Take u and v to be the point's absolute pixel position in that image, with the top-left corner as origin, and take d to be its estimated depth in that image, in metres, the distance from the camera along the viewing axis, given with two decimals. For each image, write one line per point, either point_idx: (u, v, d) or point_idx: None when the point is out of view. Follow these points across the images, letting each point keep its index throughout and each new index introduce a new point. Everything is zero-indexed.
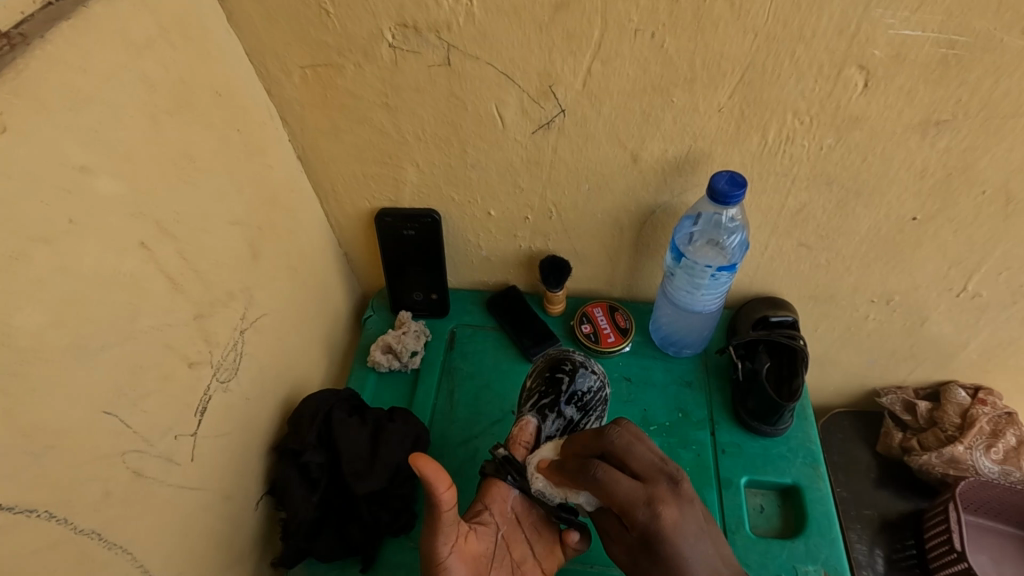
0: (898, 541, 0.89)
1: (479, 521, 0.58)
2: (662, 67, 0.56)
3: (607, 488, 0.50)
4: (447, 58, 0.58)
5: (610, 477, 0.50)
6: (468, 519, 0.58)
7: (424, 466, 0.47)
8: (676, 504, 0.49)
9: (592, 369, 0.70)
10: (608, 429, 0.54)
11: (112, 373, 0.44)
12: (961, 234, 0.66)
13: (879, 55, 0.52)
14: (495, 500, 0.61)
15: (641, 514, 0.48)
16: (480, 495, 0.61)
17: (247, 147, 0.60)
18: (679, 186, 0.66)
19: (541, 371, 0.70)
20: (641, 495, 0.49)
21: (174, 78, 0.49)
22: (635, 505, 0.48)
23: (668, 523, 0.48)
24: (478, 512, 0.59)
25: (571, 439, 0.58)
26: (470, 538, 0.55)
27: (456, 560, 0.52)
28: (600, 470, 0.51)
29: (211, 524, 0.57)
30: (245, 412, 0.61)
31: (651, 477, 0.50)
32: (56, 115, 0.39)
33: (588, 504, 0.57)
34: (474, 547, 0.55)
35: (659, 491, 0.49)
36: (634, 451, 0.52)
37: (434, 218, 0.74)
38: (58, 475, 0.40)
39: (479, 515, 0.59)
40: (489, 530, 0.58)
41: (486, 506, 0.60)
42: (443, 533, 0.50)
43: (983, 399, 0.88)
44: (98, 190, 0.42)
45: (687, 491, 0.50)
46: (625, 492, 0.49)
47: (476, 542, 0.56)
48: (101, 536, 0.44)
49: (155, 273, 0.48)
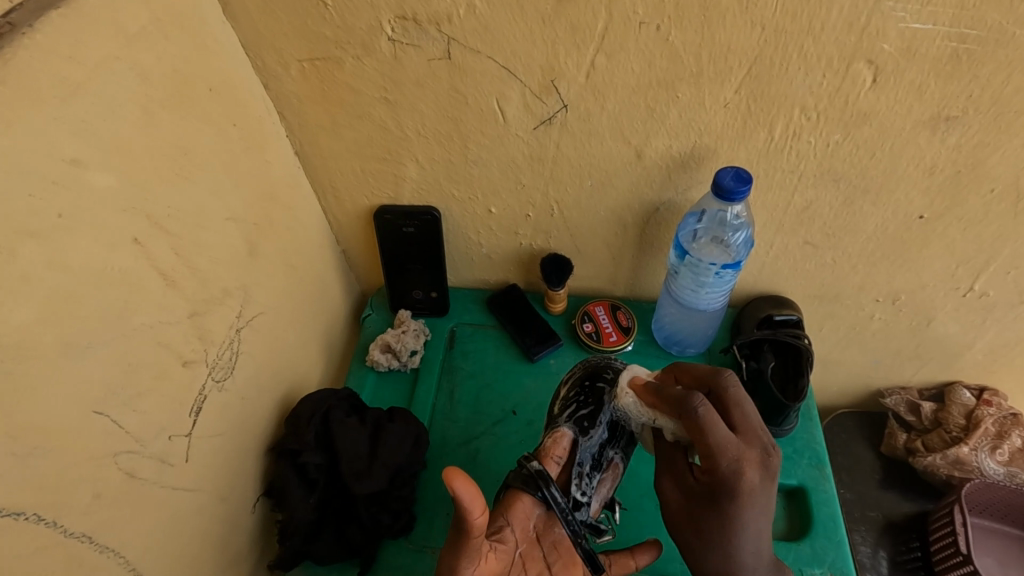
0: (902, 543, 0.88)
1: (499, 539, 0.51)
2: (667, 61, 0.55)
3: (701, 430, 0.48)
4: (447, 51, 0.56)
5: (709, 419, 0.48)
6: (488, 535, 0.51)
7: (456, 483, 0.41)
8: (760, 468, 0.49)
9: (626, 379, 0.69)
10: (723, 372, 0.53)
11: (103, 372, 0.43)
12: (970, 233, 0.65)
13: (889, 49, 0.51)
14: (518, 516, 0.53)
15: (726, 466, 0.48)
16: (502, 507, 0.54)
17: (244, 142, 0.59)
18: (684, 183, 0.65)
19: (577, 379, 0.69)
20: (733, 447, 0.48)
21: (168, 70, 0.48)
22: (723, 452, 0.48)
23: (749, 484, 0.49)
24: (499, 528, 0.52)
25: (678, 367, 0.57)
26: (490, 558, 0.48)
27: None
28: (702, 405, 0.48)
29: (205, 526, 0.55)
30: (241, 412, 0.60)
31: (748, 434, 0.50)
32: (47, 106, 0.38)
33: (670, 432, 0.56)
34: (494, 568, 0.49)
35: (750, 454, 0.49)
36: (743, 405, 0.51)
37: (435, 215, 0.73)
38: (47, 477, 0.39)
39: (498, 531, 0.52)
40: (510, 549, 0.51)
41: (508, 522, 0.53)
42: (467, 556, 0.45)
43: (988, 399, 0.87)
44: (90, 183, 0.41)
45: (776, 466, 0.50)
46: (719, 439, 0.48)
47: (495, 560, 0.49)
48: (92, 540, 0.43)
49: (149, 270, 0.47)
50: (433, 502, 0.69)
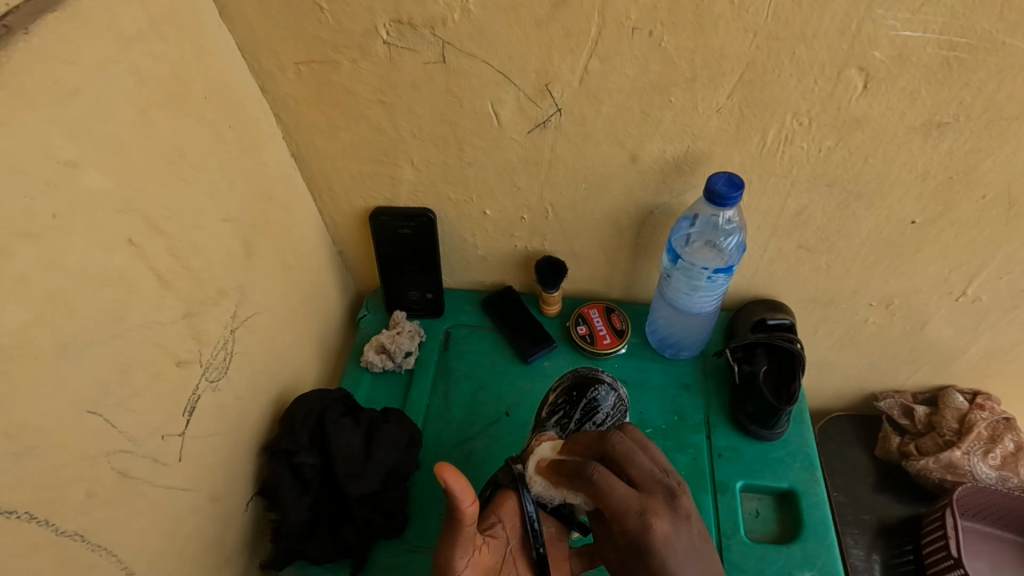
0: (895, 546, 0.88)
1: (491, 534, 0.54)
2: (661, 66, 0.55)
3: (599, 495, 0.48)
4: (442, 54, 0.57)
5: (604, 483, 0.48)
6: (480, 531, 0.54)
7: (449, 476, 0.44)
8: (670, 516, 0.47)
9: (614, 388, 0.68)
10: (612, 433, 0.53)
11: (98, 372, 0.43)
12: (963, 238, 0.66)
13: (881, 56, 0.51)
14: (508, 513, 0.56)
15: (631, 524, 0.46)
16: (492, 505, 0.57)
17: (240, 143, 0.59)
18: (678, 187, 0.66)
19: (566, 387, 0.68)
20: (635, 503, 0.47)
21: (164, 72, 0.48)
22: (626, 512, 0.47)
23: (659, 538, 0.46)
24: (490, 524, 0.55)
25: (572, 439, 0.57)
26: (483, 551, 0.51)
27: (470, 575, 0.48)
28: (597, 470, 0.49)
29: (199, 525, 0.56)
30: (236, 411, 0.61)
31: (648, 487, 0.49)
32: (40, 106, 0.38)
33: (585, 503, 0.56)
34: (486, 560, 0.51)
35: (653, 504, 0.47)
36: (635, 459, 0.51)
37: (430, 217, 0.74)
38: (40, 475, 0.39)
39: (490, 528, 0.55)
40: (501, 543, 0.54)
41: (499, 518, 0.56)
42: (460, 546, 0.47)
43: (981, 404, 0.87)
44: (83, 185, 0.41)
45: (685, 507, 0.47)
46: (618, 497, 0.48)
47: (489, 553, 0.52)
48: (86, 538, 0.43)
49: (145, 271, 0.47)
50: (426, 503, 0.70)
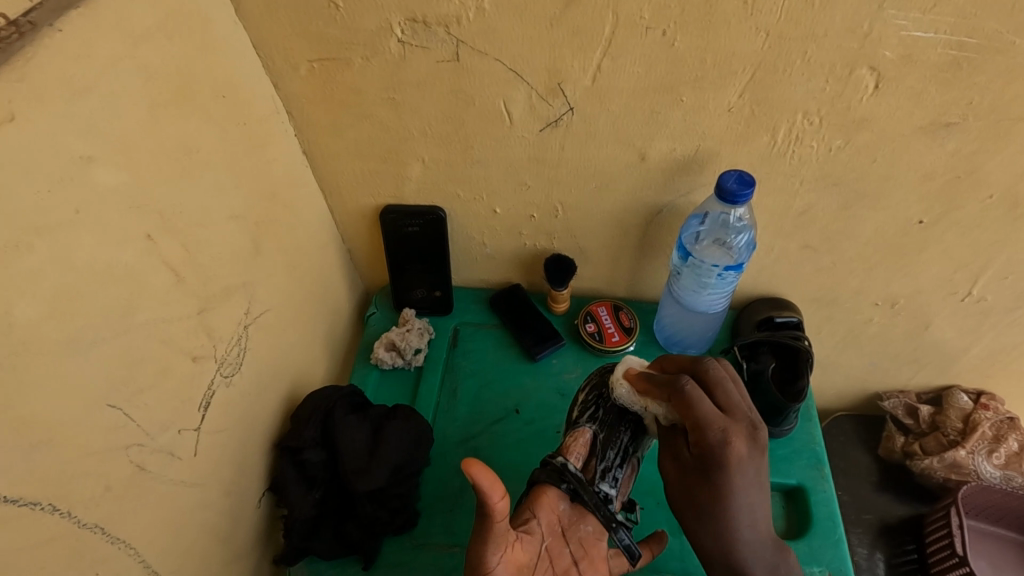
0: (898, 545, 0.89)
1: (526, 530, 0.53)
2: (671, 65, 0.55)
3: (690, 406, 0.52)
4: (455, 52, 0.57)
5: (696, 395, 0.52)
6: (515, 526, 0.53)
7: (476, 471, 0.42)
8: (749, 440, 0.52)
9: None
10: (705, 359, 0.56)
11: (114, 366, 0.44)
12: (967, 238, 0.66)
13: (890, 56, 0.52)
14: (543, 509, 0.56)
15: (714, 436, 0.51)
16: (528, 501, 0.57)
17: (252, 140, 0.59)
18: (685, 186, 0.66)
19: (597, 384, 0.68)
20: (718, 420, 0.52)
21: (179, 69, 0.49)
22: (710, 424, 0.52)
23: (735, 455, 0.52)
24: (525, 520, 0.55)
25: (667, 357, 0.60)
26: (516, 548, 0.50)
27: (503, 570, 0.47)
28: (689, 382, 0.53)
29: (210, 520, 0.56)
30: (246, 407, 0.61)
31: (733, 412, 0.53)
32: (59, 102, 0.39)
33: (662, 417, 0.59)
34: (520, 557, 0.50)
35: (737, 426, 0.52)
36: (724, 385, 0.54)
37: (439, 215, 0.74)
38: (58, 468, 0.40)
39: (528, 526, 0.54)
40: (536, 540, 0.53)
41: (534, 514, 0.55)
42: (492, 543, 0.45)
43: (985, 403, 0.87)
44: (100, 180, 0.42)
45: (764, 438, 0.53)
46: (704, 413, 0.52)
47: (524, 552, 0.51)
48: (103, 530, 0.44)
49: (158, 266, 0.47)
50: (434, 500, 0.70)
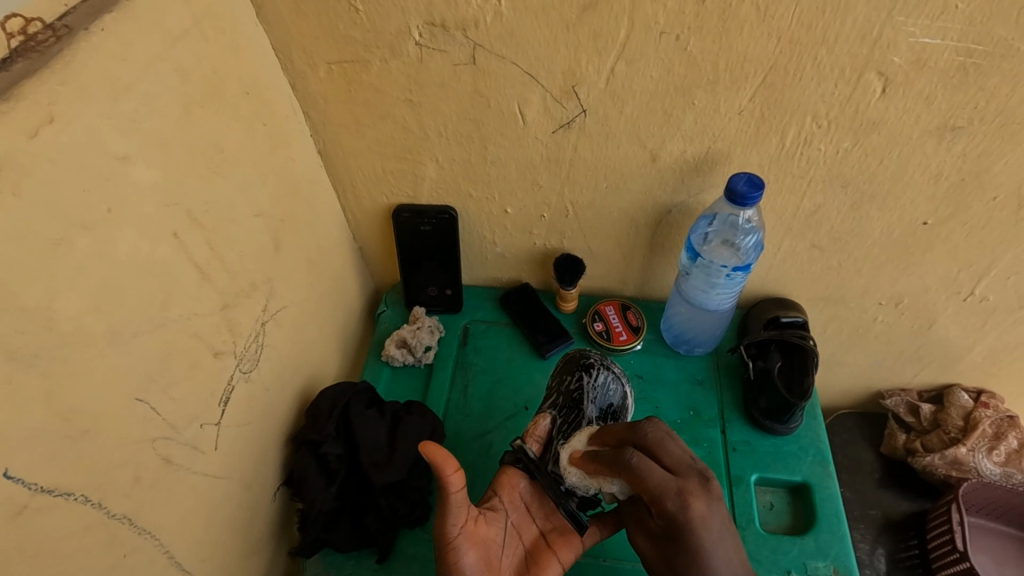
0: (901, 540, 0.90)
1: (489, 506, 0.59)
2: (685, 69, 0.56)
3: (640, 478, 0.50)
4: (472, 55, 0.58)
5: (643, 466, 0.51)
6: (480, 505, 0.59)
7: (432, 450, 0.49)
8: (705, 497, 0.50)
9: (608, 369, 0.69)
10: (641, 424, 0.56)
11: (145, 360, 0.45)
12: (972, 238, 0.68)
13: (899, 61, 0.53)
14: (505, 488, 0.61)
15: (671, 504, 0.49)
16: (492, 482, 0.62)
17: (272, 140, 0.60)
18: (696, 186, 0.67)
19: (560, 369, 0.71)
20: (672, 485, 0.50)
21: (206, 70, 0.50)
22: (665, 494, 0.50)
23: (696, 517, 0.49)
24: (488, 499, 0.60)
25: (603, 431, 0.59)
26: (479, 522, 0.56)
27: (466, 541, 0.54)
28: (634, 456, 0.51)
29: (231, 513, 0.57)
30: (264, 402, 0.62)
31: (682, 471, 0.52)
32: (97, 102, 0.39)
33: (620, 494, 0.56)
34: (483, 531, 0.56)
35: (689, 485, 0.50)
36: (666, 446, 0.53)
37: (452, 214, 0.75)
38: (94, 459, 0.41)
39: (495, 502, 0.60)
40: (500, 516, 0.59)
41: (496, 493, 0.61)
42: (452, 514, 0.52)
43: (985, 402, 0.89)
44: (134, 178, 0.43)
45: (717, 488, 0.51)
46: (656, 481, 0.50)
47: (488, 527, 0.57)
48: (131, 522, 0.45)
49: (186, 263, 0.48)
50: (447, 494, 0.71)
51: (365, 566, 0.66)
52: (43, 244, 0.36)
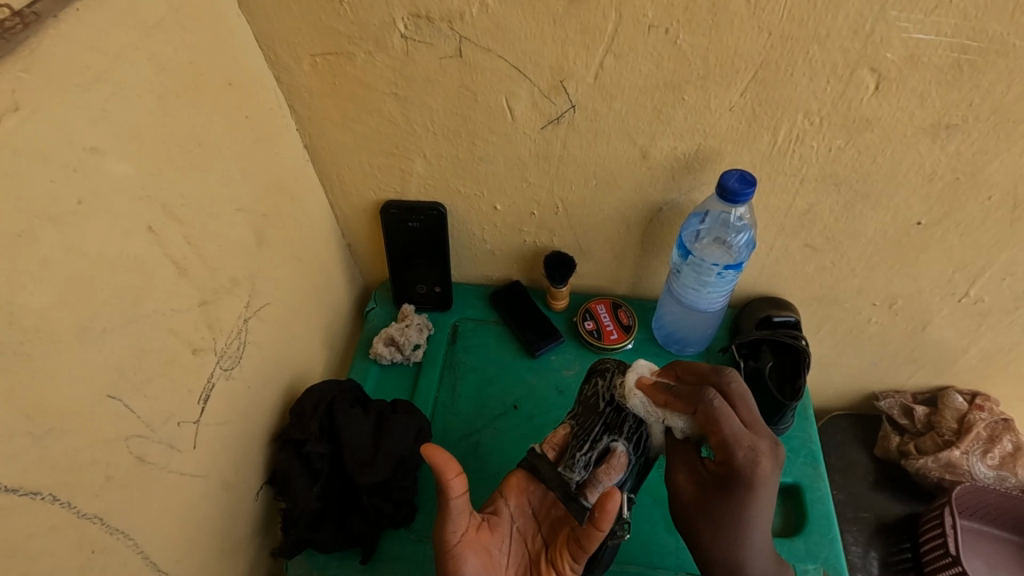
0: (893, 543, 0.89)
1: (494, 511, 0.59)
2: (675, 64, 0.55)
3: (718, 420, 0.53)
4: (458, 48, 0.57)
5: (723, 410, 0.53)
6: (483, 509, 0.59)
7: (433, 453, 0.48)
8: (771, 458, 0.54)
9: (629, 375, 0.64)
10: (725, 370, 0.58)
11: (117, 357, 0.44)
12: (967, 239, 0.67)
13: (892, 57, 0.52)
14: (512, 492, 0.60)
15: (743, 455, 0.52)
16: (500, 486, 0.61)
17: (256, 134, 0.59)
18: (688, 184, 0.66)
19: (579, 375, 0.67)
20: (746, 438, 0.53)
21: (184, 60, 0.48)
22: (737, 442, 0.53)
23: (764, 471, 0.53)
24: (494, 504, 0.59)
25: (681, 365, 0.60)
26: (481, 530, 0.55)
27: (466, 551, 0.52)
28: (716, 398, 0.54)
29: (210, 512, 0.56)
30: (246, 400, 0.61)
31: (755, 427, 0.55)
32: (65, 92, 0.38)
33: (680, 430, 0.57)
34: (486, 540, 0.55)
35: (761, 444, 0.53)
36: (746, 400, 0.56)
37: (440, 211, 0.74)
38: (61, 458, 0.40)
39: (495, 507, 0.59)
40: (504, 522, 0.58)
41: (503, 497, 0.60)
42: (452, 521, 0.51)
43: (980, 404, 0.88)
44: (106, 170, 0.42)
45: (782, 455, 0.54)
46: (733, 429, 0.53)
47: (490, 535, 0.56)
48: (102, 521, 0.44)
49: (162, 257, 0.47)
50: (433, 495, 0.70)
51: (348, 567, 0.65)
52: (6, 237, 0.35)
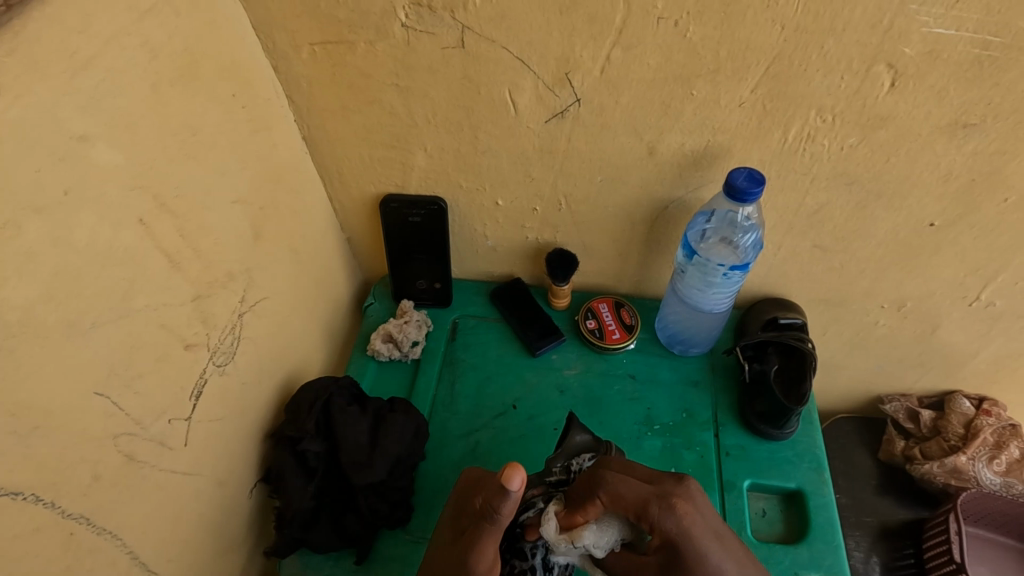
0: (897, 548, 0.88)
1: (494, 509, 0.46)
2: (685, 57, 0.54)
3: (618, 496, 0.50)
4: (461, 38, 0.56)
5: (618, 480, 0.51)
6: (498, 511, 0.46)
7: (514, 473, 0.44)
8: (688, 500, 0.49)
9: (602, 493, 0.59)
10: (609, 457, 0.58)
11: (108, 352, 0.43)
12: (981, 241, 0.65)
13: (911, 52, 0.50)
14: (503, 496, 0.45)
15: (655, 511, 0.49)
16: (501, 478, 0.45)
17: (253, 124, 0.58)
18: (695, 182, 0.65)
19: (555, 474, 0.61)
20: (651, 493, 0.50)
21: (179, 47, 0.47)
22: (647, 504, 0.49)
23: (685, 517, 0.48)
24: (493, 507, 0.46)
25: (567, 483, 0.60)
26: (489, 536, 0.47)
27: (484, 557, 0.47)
28: (607, 474, 0.52)
29: (203, 511, 0.55)
30: (241, 397, 0.60)
31: (660, 481, 0.52)
32: (55, 80, 0.37)
33: (597, 545, 0.52)
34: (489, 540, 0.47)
35: (669, 489, 0.50)
36: (632, 467, 0.55)
37: (441, 205, 0.72)
38: (46, 457, 0.39)
39: (505, 503, 0.45)
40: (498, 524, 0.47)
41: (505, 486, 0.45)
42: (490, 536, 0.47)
43: (987, 409, 0.86)
44: (97, 160, 0.40)
45: (695, 487, 0.51)
46: (633, 497, 0.50)
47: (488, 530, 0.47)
48: (89, 521, 0.42)
49: (153, 250, 0.46)
50: (431, 494, 0.69)
51: (343, 567, 0.64)
52: None
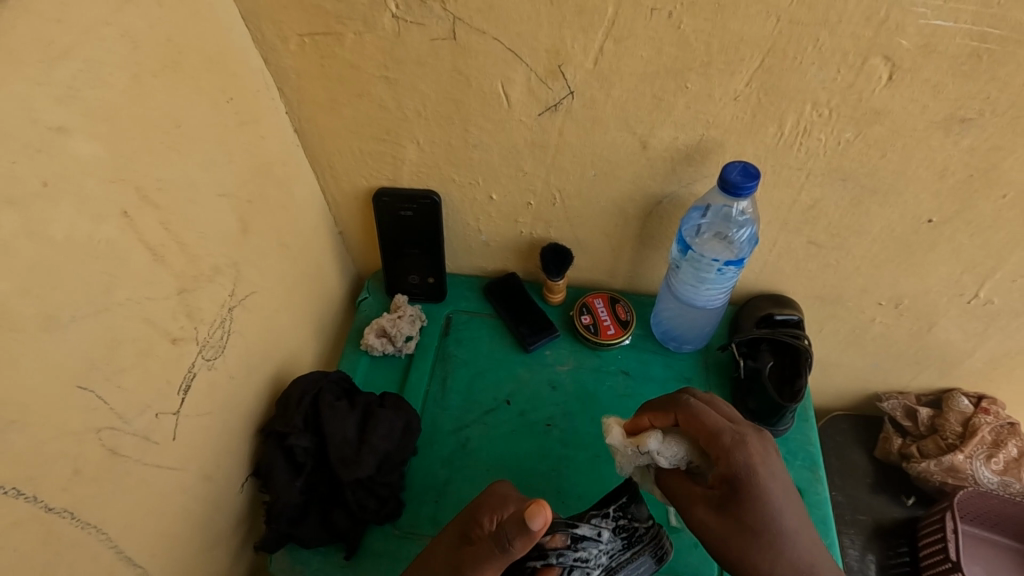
0: (891, 547, 0.87)
1: (510, 539, 0.48)
2: (677, 49, 0.53)
3: (695, 414, 0.56)
4: (451, 30, 0.55)
5: (697, 408, 0.57)
6: (510, 541, 0.48)
7: (539, 512, 0.47)
8: (759, 441, 0.55)
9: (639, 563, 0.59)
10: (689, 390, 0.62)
11: (89, 346, 0.42)
12: (978, 239, 0.64)
13: (907, 45, 0.49)
14: (522, 533, 0.48)
15: (729, 438, 0.54)
16: (526, 509, 0.47)
17: (241, 117, 0.57)
18: (688, 177, 0.64)
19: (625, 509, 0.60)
20: (728, 426, 0.55)
21: (162, 37, 0.46)
22: (722, 431, 0.55)
23: (755, 455, 0.54)
24: (509, 540, 0.49)
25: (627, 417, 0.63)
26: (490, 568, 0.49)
27: None
28: (689, 398, 0.58)
29: (191, 505, 0.55)
30: (230, 391, 0.60)
31: (738, 422, 0.57)
32: (29, 70, 0.36)
33: (663, 455, 0.56)
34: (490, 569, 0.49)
35: (745, 429, 0.56)
36: (718, 403, 0.59)
37: (434, 199, 0.72)
38: (23, 452, 0.38)
39: (522, 537, 0.48)
40: (505, 556, 0.49)
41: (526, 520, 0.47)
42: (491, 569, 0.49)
43: (986, 408, 0.85)
44: (75, 152, 0.40)
45: (770, 441, 0.56)
46: (711, 420, 0.56)
47: (495, 558, 0.49)
48: (72, 515, 0.42)
49: (136, 244, 0.46)
50: (421, 489, 0.69)
51: (332, 562, 0.64)
52: None
